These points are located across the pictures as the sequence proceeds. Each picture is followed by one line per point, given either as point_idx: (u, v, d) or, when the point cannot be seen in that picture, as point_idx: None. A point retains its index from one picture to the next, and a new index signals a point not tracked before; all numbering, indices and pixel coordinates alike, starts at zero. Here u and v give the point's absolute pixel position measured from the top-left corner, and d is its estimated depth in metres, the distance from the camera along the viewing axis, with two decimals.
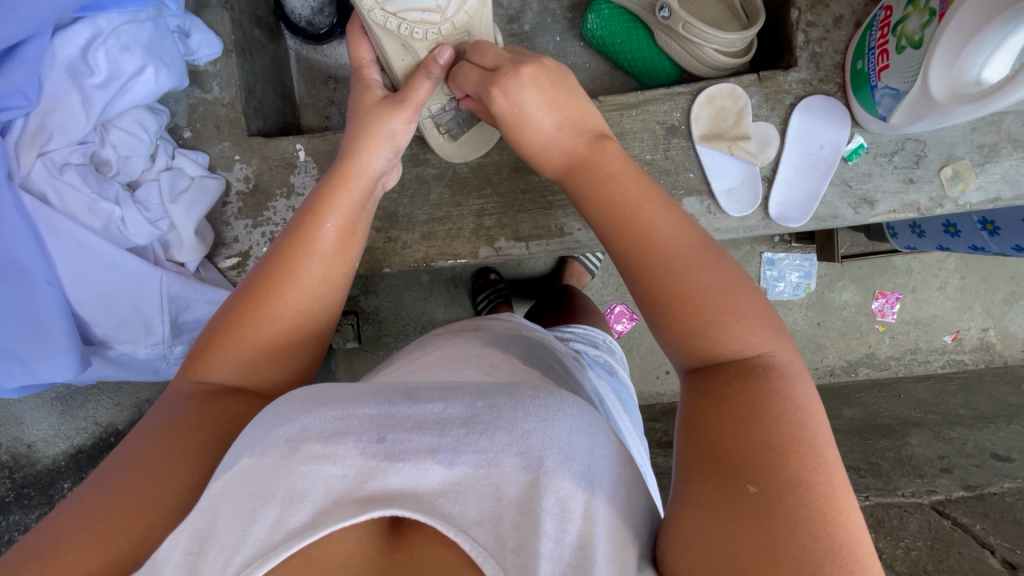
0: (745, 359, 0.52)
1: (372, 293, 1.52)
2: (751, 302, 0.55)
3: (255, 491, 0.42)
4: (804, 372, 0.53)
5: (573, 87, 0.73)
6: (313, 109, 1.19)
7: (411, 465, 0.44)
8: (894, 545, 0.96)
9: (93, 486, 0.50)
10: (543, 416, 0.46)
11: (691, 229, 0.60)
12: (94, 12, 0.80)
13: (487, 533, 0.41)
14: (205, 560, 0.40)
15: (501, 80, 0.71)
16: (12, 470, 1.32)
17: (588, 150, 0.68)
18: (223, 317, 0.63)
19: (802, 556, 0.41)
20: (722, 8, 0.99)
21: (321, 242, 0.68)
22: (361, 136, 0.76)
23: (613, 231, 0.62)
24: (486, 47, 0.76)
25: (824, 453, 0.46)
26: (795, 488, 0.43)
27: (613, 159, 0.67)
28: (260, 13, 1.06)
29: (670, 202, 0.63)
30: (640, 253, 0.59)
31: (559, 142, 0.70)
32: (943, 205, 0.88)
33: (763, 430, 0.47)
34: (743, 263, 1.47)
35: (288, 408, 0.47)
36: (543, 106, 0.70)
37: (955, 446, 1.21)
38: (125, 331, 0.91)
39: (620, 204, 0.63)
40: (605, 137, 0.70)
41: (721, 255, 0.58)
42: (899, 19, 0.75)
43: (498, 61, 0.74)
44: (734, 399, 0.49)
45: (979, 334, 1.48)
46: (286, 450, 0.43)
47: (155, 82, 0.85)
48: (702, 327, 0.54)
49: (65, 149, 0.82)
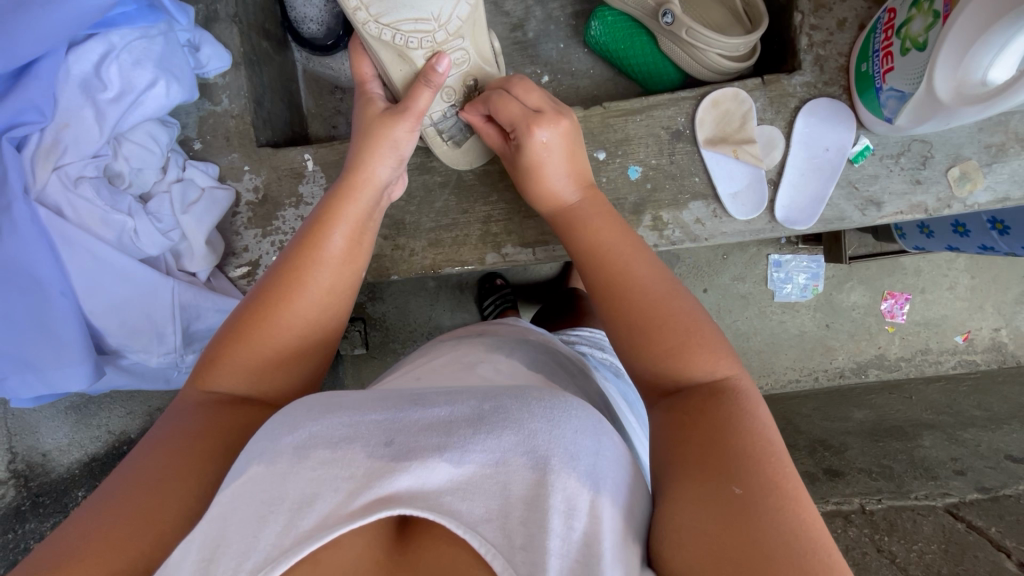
0: (716, 381, 0.55)
1: (380, 300, 1.53)
2: (714, 335, 0.58)
3: (265, 498, 0.43)
4: (763, 401, 0.54)
5: (583, 141, 0.80)
6: (320, 118, 1.20)
7: (418, 465, 0.44)
8: (908, 548, 0.95)
9: (105, 495, 0.51)
10: (549, 417, 0.46)
11: (662, 270, 0.64)
12: (106, 28, 0.82)
13: (496, 530, 0.41)
14: (216, 567, 0.40)
15: (542, 123, 0.75)
16: (28, 478, 1.33)
17: (577, 200, 0.75)
18: (231, 327, 0.64)
19: (790, 554, 0.42)
20: (725, 12, 0.99)
21: (329, 252, 0.69)
22: (366, 146, 0.77)
23: (590, 259, 0.68)
24: (529, 87, 0.79)
25: (788, 464, 0.48)
26: (772, 489, 0.45)
27: (598, 208, 0.73)
28: (268, 25, 1.08)
29: (640, 242, 0.68)
30: (610, 285, 0.64)
31: (560, 189, 0.76)
32: (951, 205, 0.88)
33: (742, 438, 0.49)
34: (751, 266, 1.47)
35: (297, 415, 0.48)
36: (564, 153, 0.76)
37: (968, 448, 1.20)
38: (138, 340, 0.92)
39: (597, 241, 0.69)
40: (593, 186, 0.77)
41: (683, 292, 0.62)
42: (903, 21, 0.75)
43: (540, 105, 0.78)
44: (709, 414, 0.51)
45: (991, 334, 1.47)
46: (295, 457, 0.44)
47: (166, 95, 0.87)
48: (675, 350, 0.57)
49: (79, 163, 0.83)
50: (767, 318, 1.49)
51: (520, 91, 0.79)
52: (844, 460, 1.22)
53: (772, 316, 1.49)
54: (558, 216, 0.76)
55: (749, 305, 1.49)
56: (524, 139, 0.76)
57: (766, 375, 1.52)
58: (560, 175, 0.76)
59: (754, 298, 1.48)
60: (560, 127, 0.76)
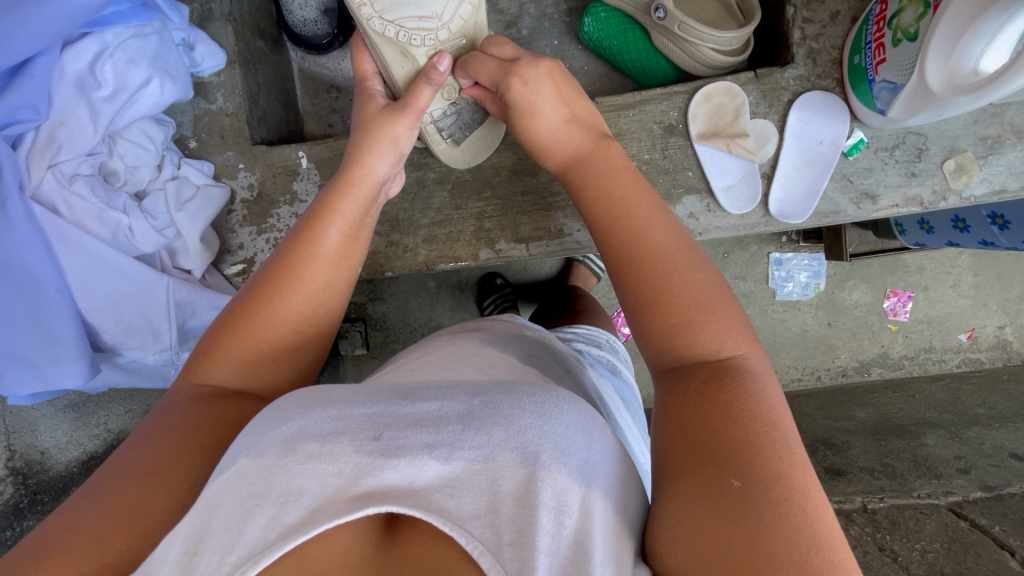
0: (722, 359, 0.54)
1: (380, 300, 1.53)
2: (727, 308, 0.57)
3: (251, 489, 0.42)
4: (773, 377, 0.54)
5: (579, 89, 0.78)
6: (316, 117, 1.21)
7: (406, 462, 0.43)
8: (910, 547, 0.94)
9: (93, 488, 0.50)
10: (539, 413, 0.46)
11: (680, 233, 0.63)
12: (100, 27, 0.83)
13: (484, 527, 0.41)
14: (200, 559, 0.40)
15: (520, 69, 0.75)
16: (26, 476, 1.34)
17: (590, 147, 0.72)
18: (226, 319, 0.64)
19: (791, 550, 0.41)
20: (718, 7, 0.99)
21: (326, 247, 0.69)
22: (365, 142, 0.77)
23: (602, 220, 0.65)
24: (502, 42, 0.80)
25: (797, 449, 0.47)
26: (779, 481, 0.44)
27: (613, 158, 0.70)
28: (263, 25, 1.09)
29: (659, 203, 0.65)
30: (624, 253, 0.62)
31: (560, 133, 0.75)
32: (947, 198, 0.87)
33: (742, 426, 0.48)
34: (751, 265, 1.46)
35: (284, 410, 0.47)
36: (555, 97, 0.75)
37: (972, 446, 1.19)
38: (133, 338, 0.92)
39: (615, 197, 0.66)
40: (609, 138, 0.74)
41: (701, 259, 0.60)
42: (894, 12, 0.75)
43: (515, 53, 0.78)
44: (712, 399, 0.50)
45: (995, 332, 1.46)
46: (283, 450, 0.43)
47: (161, 93, 0.87)
48: (682, 325, 0.56)
49: (75, 161, 0.84)
50: (768, 316, 1.48)
51: (492, 50, 0.80)
52: (847, 458, 1.21)
53: (773, 314, 1.48)
54: (564, 169, 0.74)
55: (749, 304, 1.48)
56: (510, 86, 0.75)
57: None
58: (551, 108, 0.75)
59: (754, 297, 1.47)
60: (542, 69, 0.75)
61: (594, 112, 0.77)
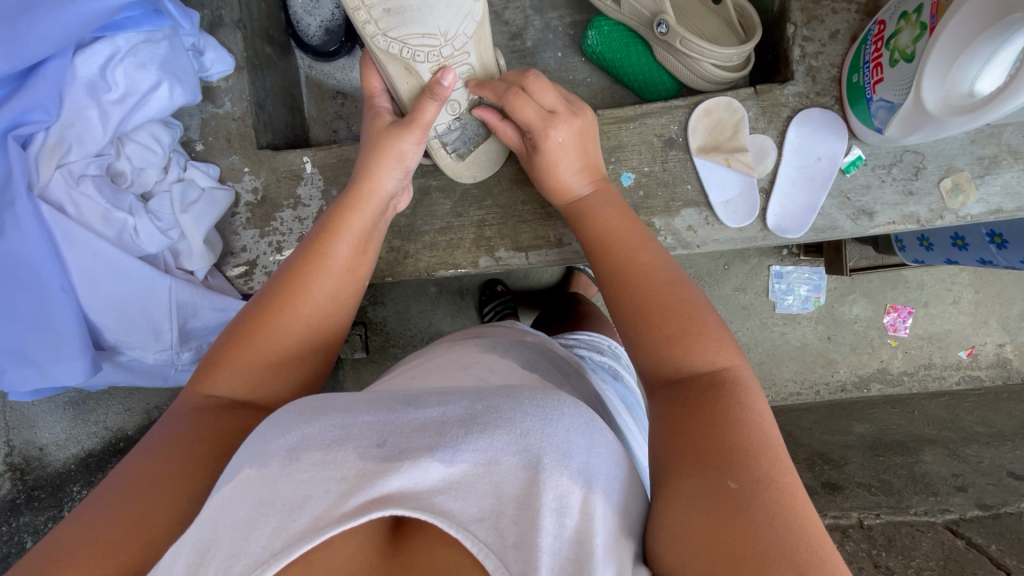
0: (715, 371, 0.55)
1: (381, 304, 1.54)
2: (718, 326, 0.58)
3: (257, 500, 0.42)
4: (760, 389, 0.54)
5: (596, 134, 0.83)
6: (321, 122, 1.23)
7: (410, 466, 0.43)
8: (905, 564, 0.92)
9: (100, 497, 0.51)
10: (541, 416, 0.46)
11: (668, 257, 0.67)
12: (112, 32, 0.85)
13: (488, 530, 0.41)
14: (207, 567, 0.40)
15: (556, 125, 0.79)
16: (24, 471, 1.35)
17: (590, 191, 0.80)
18: (235, 330, 0.64)
19: (783, 548, 0.41)
20: (719, 23, 1.01)
21: (334, 260, 0.70)
22: (374, 155, 0.79)
23: (599, 249, 0.71)
24: (543, 87, 0.80)
25: (783, 458, 0.48)
26: (769, 487, 0.45)
27: (611, 199, 0.77)
28: (271, 31, 1.11)
29: (650, 232, 0.71)
30: (620, 272, 0.66)
31: (574, 181, 0.80)
32: (943, 216, 0.88)
33: (733, 433, 0.48)
34: (751, 277, 1.47)
35: (290, 419, 0.47)
36: (575, 152, 0.80)
37: (970, 464, 1.18)
38: (135, 336, 0.93)
39: (609, 228, 0.72)
40: (605, 179, 0.81)
41: (689, 279, 0.63)
42: (892, 33, 0.76)
43: (554, 104, 0.80)
44: (707, 407, 0.51)
45: (995, 350, 1.46)
46: (286, 460, 0.44)
47: (170, 97, 0.90)
48: (675, 336, 0.57)
49: (83, 161, 0.86)
50: (768, 329, 1.49)
51: (534, 89, 0.80)
52: (844, 473, 1.20)
53: (773, 327, 1.49)
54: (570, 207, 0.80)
55: (749, 316, 1.49)
56: (540, 139, 0.80)
57: (767, 387, 1.51)
58: (577, 171, 0.80)
59: (754, 309, 1.48)
60: (574, 126, 0.80)
61: (598, 154, 0.84)
